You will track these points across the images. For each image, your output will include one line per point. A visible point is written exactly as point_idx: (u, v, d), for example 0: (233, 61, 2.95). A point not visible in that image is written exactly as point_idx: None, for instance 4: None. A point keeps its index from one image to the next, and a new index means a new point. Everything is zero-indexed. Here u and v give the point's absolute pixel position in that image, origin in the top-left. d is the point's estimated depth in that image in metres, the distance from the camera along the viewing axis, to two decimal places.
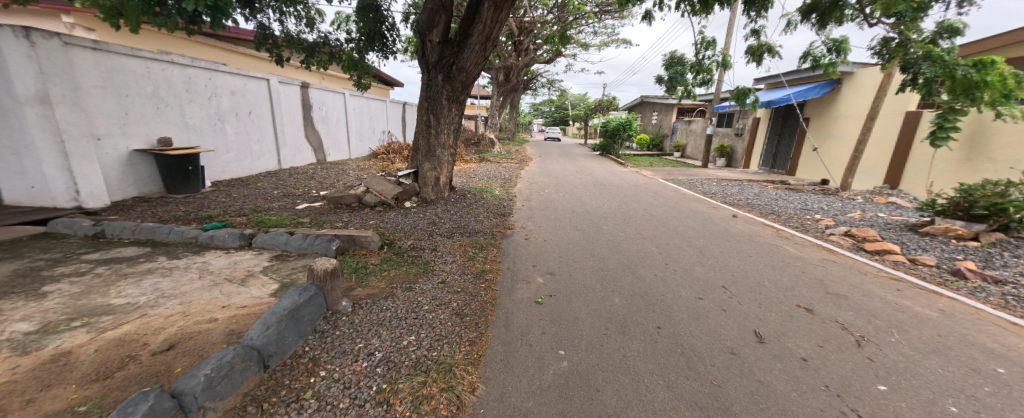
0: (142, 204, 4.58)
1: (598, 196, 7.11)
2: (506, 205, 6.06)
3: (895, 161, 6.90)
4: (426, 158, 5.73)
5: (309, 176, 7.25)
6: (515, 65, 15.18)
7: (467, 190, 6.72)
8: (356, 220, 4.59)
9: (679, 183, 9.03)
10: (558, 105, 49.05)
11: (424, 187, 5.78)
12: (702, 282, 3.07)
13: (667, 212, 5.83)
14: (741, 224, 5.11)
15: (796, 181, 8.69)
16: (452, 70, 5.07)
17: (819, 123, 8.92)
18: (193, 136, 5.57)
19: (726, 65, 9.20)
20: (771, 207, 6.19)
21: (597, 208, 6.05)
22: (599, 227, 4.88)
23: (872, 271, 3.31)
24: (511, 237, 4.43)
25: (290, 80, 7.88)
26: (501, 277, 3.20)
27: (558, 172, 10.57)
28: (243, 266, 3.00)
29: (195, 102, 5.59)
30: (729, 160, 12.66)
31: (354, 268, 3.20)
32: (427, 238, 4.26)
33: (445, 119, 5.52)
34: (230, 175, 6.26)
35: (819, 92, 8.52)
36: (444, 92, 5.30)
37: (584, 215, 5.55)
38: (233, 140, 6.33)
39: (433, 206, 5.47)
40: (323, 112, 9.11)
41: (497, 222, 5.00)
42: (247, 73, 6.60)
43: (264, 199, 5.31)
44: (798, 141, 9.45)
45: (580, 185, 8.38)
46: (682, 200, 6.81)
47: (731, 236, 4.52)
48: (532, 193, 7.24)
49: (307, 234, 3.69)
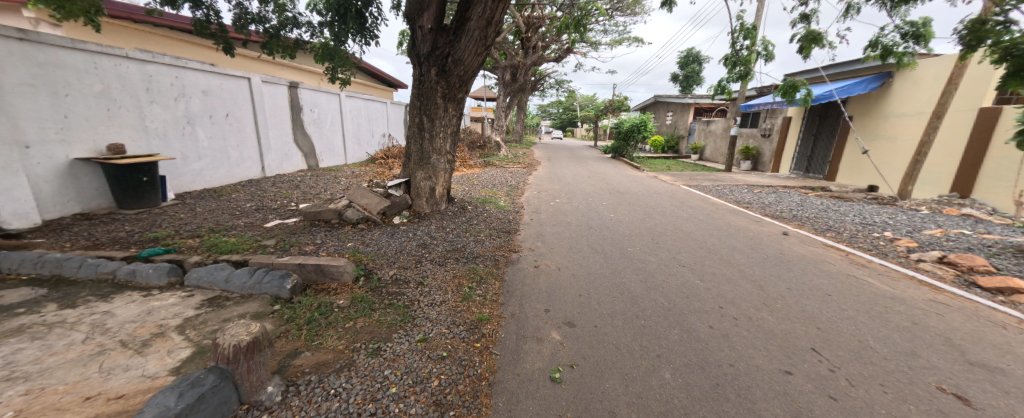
0: (83, 222, 3.89)
1: (617, 207, 6.28)
2: (512, 218, 5.28)
3: (966, 167, 5.96)
4: (419, 166, 4.96)
5: (294, 185, 6.55)
6: (522, 64, 14.32)
7: (468, 201, 5.95)
8: (333, 242, 3.85)
9: (704, 190, 8.12)
10: (566, 107, 48.20)
11: (417, 199, 5.02)
12: (781, 343, 2.22)
13: (701, 228, 4.97)
14: (795, 244, 4.22)
15: (839, 188, 7.74)
16: (448, 63, 4.28)
17: (866, 122, 7.96)
18: (156, 142, 4.88)
19: (765, 56, 8.26)
20: (824, 221, 5.27)
21: (618, 222, 5.23)
22: (625, 249, 4.05)
23: (1013, 324, 2.44)
24: (517, 264, 3.62)
25: (276, 80, 7.20)
26: (502, 331, 2.39)
27: (569, 177, 9.74)
28: (157, 317, 2.24)
29: (157, 104, 4.90)
30: (754, 163, 11.68)
31: (312, 316, 2.42)
32: (416, 266, 3.49)
33: (441, 121, 4.76)
34: (202, 185, 5.56)
35: (867, 87, 7.57)
36: (439, 89, 4.53)
37: (604, 232, 4.73)
38: (206, 146, 5.64)
39: (427, 223, 4.70)
40: (314, 114, 8.44)
41: (501, 243, 4.20)
42: (224, 71, 5.91)
43: (232, 213, 4.60)
44: (840, 142, 8.47)
45: (595, 193, 7.52)
46: (715, 212, 5.93)
47: (791, 262, 3.64)
48: (541, 204, 6.44)
49: (259, 266, 2.92)
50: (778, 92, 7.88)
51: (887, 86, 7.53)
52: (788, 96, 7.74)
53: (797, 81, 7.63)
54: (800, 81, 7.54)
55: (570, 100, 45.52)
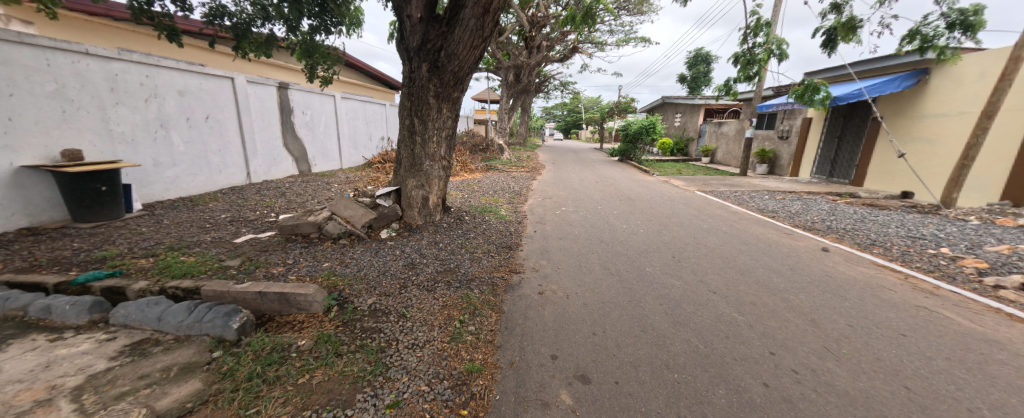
0: (28, 238, 3.45)
1: (629, 216, 5.76)
2: (515, 231, 4.79)
3: (1020, 172, 5.38)
4: (410, 173, 4.47)
5: (281, 193, 6.12)
6: (525, 64, 13.78)
7: (466, 210, 5.46)
8: (308, 260, 3.36)
9: (721, 196, 7.56)
10: (571, 109, 47.72)
11: (408, 209, 4.54)
12: (867, 414, 1.70)
13: (725, 242, 4.44)
14: (840, 264, 3.66)
15: (869, 195, 7.16)
16: (440, 58, 3.78)
17: (900, 123, 7.37)
18: (123, 147, 4.45)
19: (780, 55, 7.70)
20: (864, 234, 4.70)
21: (632, 235, 4.71)
22: (643, 270, 3.53)
23: None
24: (518, 290, 3.09)
25: (264, 80, 6.76)
26: (498, 392, 1.87)
27: (575, 182, 9.23)
28: (56, 373, 1.76)
29: (125, 105, 4.47)
30: (771, 167, 11.08)
31: (258, 367, 1.92)
32: (400, 292, 2.98)
33: (435, 123, 4.28)
34: (177, 193, 5.14)
35: (900, 85, 7.02)
36: (430, 88, 4.04)
37: (618, 248, 4.20)
38: (182, 151, 5.21)
39: (418, 237, 4.20)
40: (307, 117, 8.02)
41: (501, 261, 3.69)
42: (203, 70, 5.48)
43: (202, 226, 4.14)
44: (869, 144, 7.88)
45: (604, 200, 7.00)
46: (738, 222, 5.38)
47: (842, 288, 3.09)
48: (546, 212, 5.94)
49: (204, 298, 2.42)
50: (795, 94, 7.31)
51: (923, 84, 6.94)
52: (806, 99, 7.24)
53: (817, 82, 7.10)
54: (821, 82, 7.00)
55: (575, 102, 44.91)
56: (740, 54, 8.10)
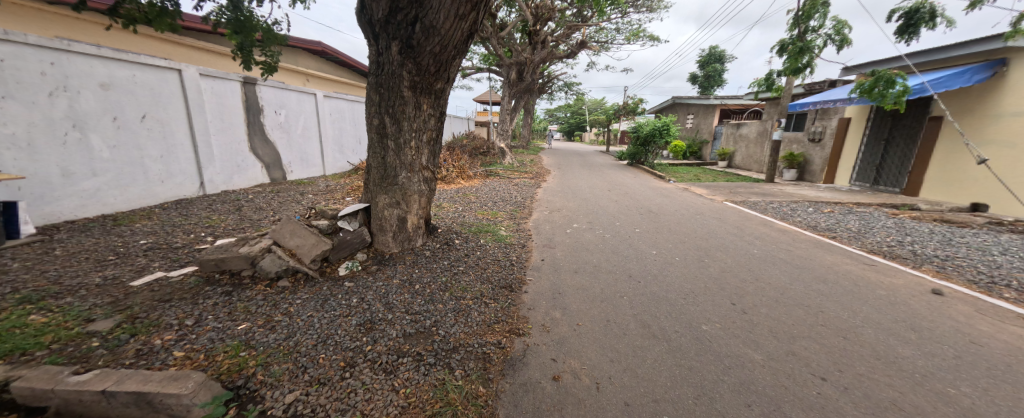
0: None
1: (657, 236, 4.74)
2: (516, 260, 3.75)
3: None
4: (382, 188, 3.45)
5: (238, 207, 5.11)
6: (529, 61, 12.69)
7: (457, 230, 4.45)
8: (219, 317, 2.33)
9: (757, 208, 6.51)
10: (575, 111, 46.72)
11: (380, 234, 3.53)
12: None
13: (792, 278, 3.40)
14: (977, 320, 2.59)
15: (934, 207, 6.12)
16: (414, 33, 2.75)
17: (973, 122, 6.28)
18: (12, 154, 3.48)
19: (841, 42, 6.81)
20: (970, 266, 3.63)
21: (667, 266, 3.67)
22: (700, 332, 2.47)
23: None
24: (521, 373, 2.04)
25: (224, 74, 5.79)
26: None
27: (585, 191, 8.23)
28: None
29: (14, 99, 3.49)
30: (800, 172, 10.02)
31: None
32: (340, 377, 1.94)
33: (412, 124, 3.26)
34: (97, 210, 4.15)
35: (971, 79, 5.99)
36: (404, 76, 3.02)
37: (655, 289, 3.15)
38: (107, 157, 4.22)
39: (390, 271, 3.21)
40: (280, 117, 7.06)
41: (496, 314, 2.66)
42: (138, 59, 4.51)
43: (105, 258, 3.13)
44: (932, 148, 6.81)
45: (621, 213, 6.01)
46: (794, 246, 4.34)
47: (1018, 371, 2.02)
48: (556, 231, 4.91)
49: None
50: (865, 88, 6.43)
51: (998, 77, 5.91)
52: (876, 93, 6.36)
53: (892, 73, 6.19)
54: (896, 74, 6.13)
55: (579, 103, 43.91)
56: (792, 42, 7.29)
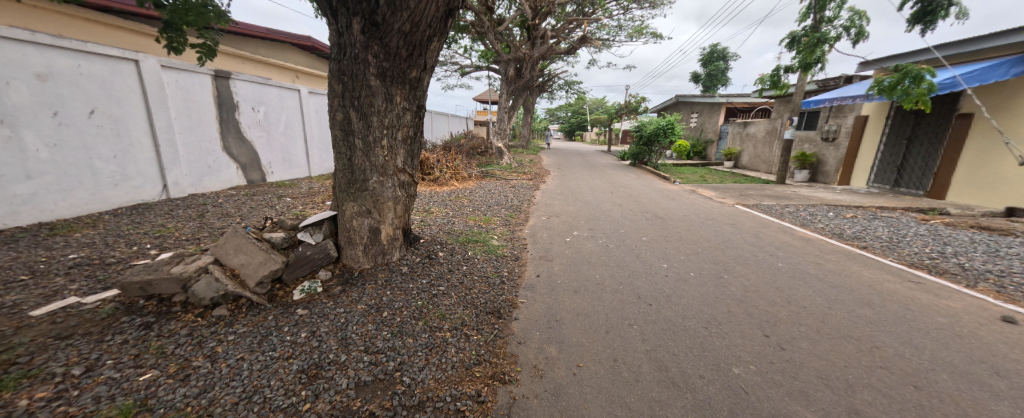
0: None
1: (667, 246, 4.22)
2: (508, 277, 3.25)
3: None
4: (349, 194, 2.94)
5: (202, 212, 4.61)
6: (527, 57, 12.17)
7: (442, 240, 3.94)
8: (121, 363, 1.82)
9: (773, 213, 6.01)
10: (575, 110, 46.13)
11: (349, 247, 3.03)
12: None
13: (831, 300, 2.88)
14: None
15: (966, 212, 5.62)
16: (379, 6, 2.25)
17: (1012, 119, 5.75)
18: None
19: (858, 35, 6.32)
20: None
21: (683, 285, 3.16)
22: (733, 378, 1.96)
23: None
24: None
25: (192, 67, 5.30)
26: None
27: (586, 193, 7.73)
28: None
29: None
30: (813, 173, 9.50)
31: None
32: None
33: (383, 119, 2.76)
34: (31, 217, 3.64)
35: (1008, 72, 5.43)
36: (371, 61, 2.52)
37: (670, 315, 2.64)
38: (44, 157, 3.72)
39: (357, 292, 2.71)
40: (259, 114, 6.57)
41: (477, 353, 2.15)
42: (83, 47, 4.00)
43: (15, 277, 2.62)
44: (964, 147, 6.30)
45: (625, 219, 5.50)
46: (823, 258, 3.83)
47: None
48: (554, 240, 4.40)
49: None
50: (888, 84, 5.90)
51: None
52: (899, 91, 5.85)
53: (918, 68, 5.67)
54: (923, 69, 5.62)
55: (579, 103, 43.33)
56: (805, 33, 6.77)
